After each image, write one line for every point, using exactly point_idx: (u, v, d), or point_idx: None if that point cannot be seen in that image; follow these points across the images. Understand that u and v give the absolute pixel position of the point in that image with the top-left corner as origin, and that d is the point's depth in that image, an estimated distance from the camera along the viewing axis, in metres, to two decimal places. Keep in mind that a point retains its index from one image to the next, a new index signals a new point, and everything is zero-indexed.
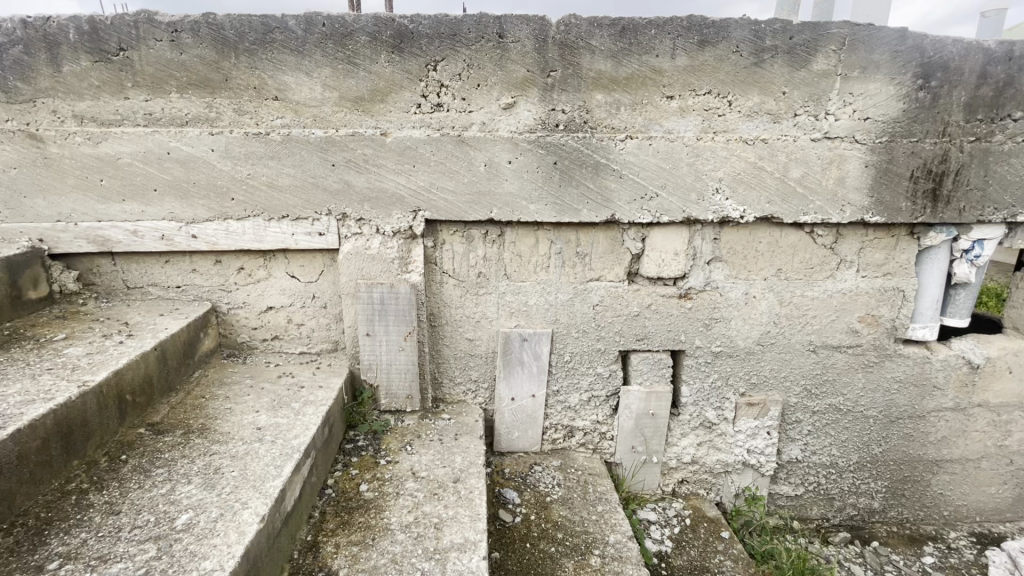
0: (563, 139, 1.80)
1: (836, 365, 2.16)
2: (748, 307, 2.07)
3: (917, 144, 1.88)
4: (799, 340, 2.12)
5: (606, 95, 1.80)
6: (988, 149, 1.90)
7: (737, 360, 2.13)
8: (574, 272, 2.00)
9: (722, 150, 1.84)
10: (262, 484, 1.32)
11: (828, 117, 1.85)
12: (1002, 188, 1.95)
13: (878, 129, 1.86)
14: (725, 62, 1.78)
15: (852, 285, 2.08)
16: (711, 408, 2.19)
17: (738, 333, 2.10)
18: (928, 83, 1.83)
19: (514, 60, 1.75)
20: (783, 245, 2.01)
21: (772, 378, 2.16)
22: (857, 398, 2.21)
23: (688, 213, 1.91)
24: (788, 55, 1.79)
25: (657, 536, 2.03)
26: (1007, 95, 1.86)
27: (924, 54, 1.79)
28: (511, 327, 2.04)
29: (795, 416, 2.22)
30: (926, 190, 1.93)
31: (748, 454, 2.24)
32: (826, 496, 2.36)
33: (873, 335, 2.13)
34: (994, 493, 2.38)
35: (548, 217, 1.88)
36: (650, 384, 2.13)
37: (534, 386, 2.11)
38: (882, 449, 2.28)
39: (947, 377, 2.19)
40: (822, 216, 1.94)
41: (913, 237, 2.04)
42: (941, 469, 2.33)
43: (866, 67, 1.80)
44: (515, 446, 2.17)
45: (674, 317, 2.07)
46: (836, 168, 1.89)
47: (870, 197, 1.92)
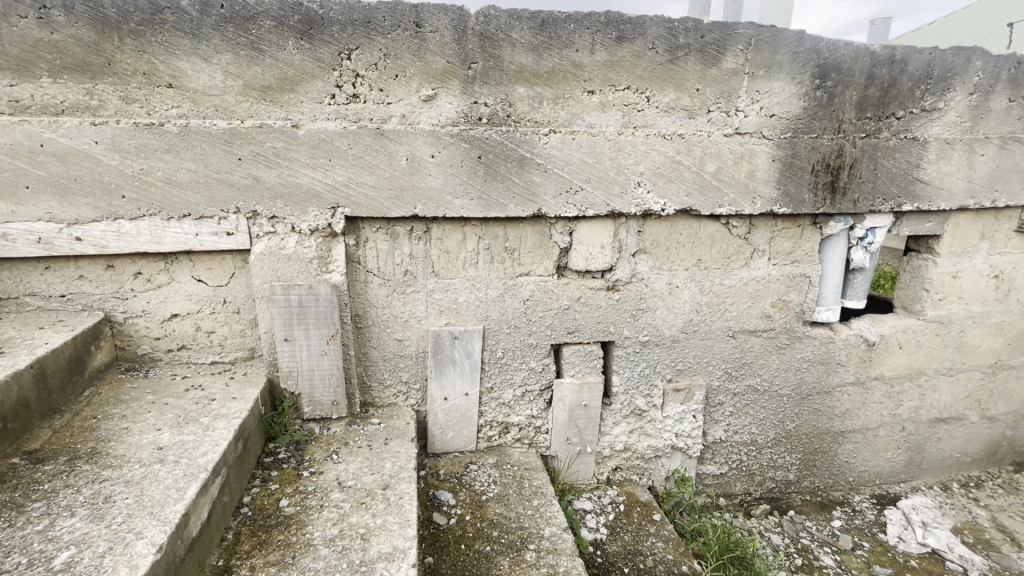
0: (487, 133, 1.78)
1: (753, 349, 2.29)
2: (672, 296, 2.15)
3: (817, 140, 2.02)
4: (718, 326, 2.23)
5: (528, 88, 1.79)
6: (877, 145, 2.08)
7: (664, 348, 2.21)
8: (503, 267, 1.98)
9: (642, 144, 1.89)
10: (161, 510, 1.20)
11: (738, 113, 1.94)
12: (890, 180, 2.14)
13: (782, 125, 1.98)
14: (643, 59, 1.83)
15: (764, 273, 2.21)
16: (641, 396, 2.26)
17: (663, 322, 2.18)
18: (824, 82, 1.96)
19: (432, 51, 1.70)
20: (701, 237, 2.10)
21: (696, 364, 2.26)
22: (772, 378, 2.35)
23: (612, 207, 1.94)
24: (700, 53, 1.86)
25: (593, 524, 2.06)
26: (891, 95, 2.03)
27: (820, 56, 1.93)
28: (441, 326, 1.99)
29: (718, 399, 2.34)
30: (825, 182, 2.08)
31: (676, 438, 2.34)
32: (748, 472, 2.50)
33: (784, 319, 2.28)
34: (890, 457, 2.63)
35: (474, 212, 1.85)
36: (582, 376, 2.17)
37: (467, 384, 2.08)
38: (795, 424, 2.45)
39: (848, 354, 2.39)
40: (736, 208, 2.04)
41: (815, 227, 2.21)
42: (846, 439, 2.53)
43: (770, 66, 1.91)
44: (450, 446, 2.13)
45: (602, 310, 2.11)
46: (747, 162, 1.99)
47: (777, 189, 2.04)
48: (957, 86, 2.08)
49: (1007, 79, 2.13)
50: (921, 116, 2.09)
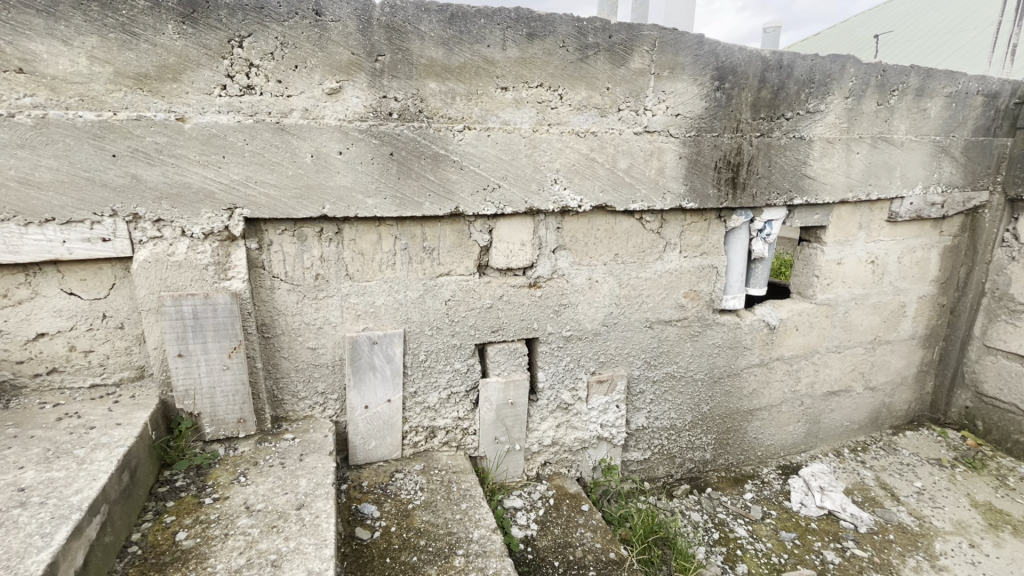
0: (398, 129, 1.71)
1: (669, 338, 2.40)
2: (592, 291, 2.20)
3: (718, 138, 2.14)
4: (636, 318, 2.31)
5: (440, 83, 1.74)
6: (770, 143, 2.24)
7: (586, 341, 2.25)
8: (422, 268, 1.92)
9: (557, 141, 1.91)
10: (19, 563, 1.04)
11: (647, 112, 2.01)
12: (782, 176, 2.32)
13: (687, 124, 2.08)
14: (554, 57, 1.84)
15: (676, 265, 2.32)
16: (566, 389, 2.29)
17: (584, 316, 2.22)
18: (723, 84, 2.09)
19: (335, 41, 1.61)
20: (617, 232, 2.17)
21: (617, 355, 2.33)
22: (687, 365, 2.48)
23: (530, 204, 1.94)
24: (608, 53, 1.90)
25: (523, 521, 2.06)
26: (780, 98, 2.20)
27: (718, 59, 2.05)
28: (359, 331, 1.90)
29: (639, 387, 2.42)
30: (727, 178, 2.22)
31: (601, 428, 2.40)
32: (669, 455, 2.61)
33: (696, 308, 2.41)
34: (791, 430, 2.86)
35: (388, 211, 1.77)
36: (508, 374, 2.16)
37: (389, 390, 2.00)
38: (709, 406, 2.60)
39: (753, 338, 2.57)
40: (648, 203, 2.12)
41: (720, 221, 2.35)
42: (754, 416, 2.73)
43: (674, 68, 2.00)
44: (373, 456, 2.04)
45: (525, 307, 2.11)
46: (656, 159, 2.07)
47: (685, 185, 2.15)
48: (836, 91, 2.30)
49: (876, 85, 2.38)
50: (807, 117, 2.28)
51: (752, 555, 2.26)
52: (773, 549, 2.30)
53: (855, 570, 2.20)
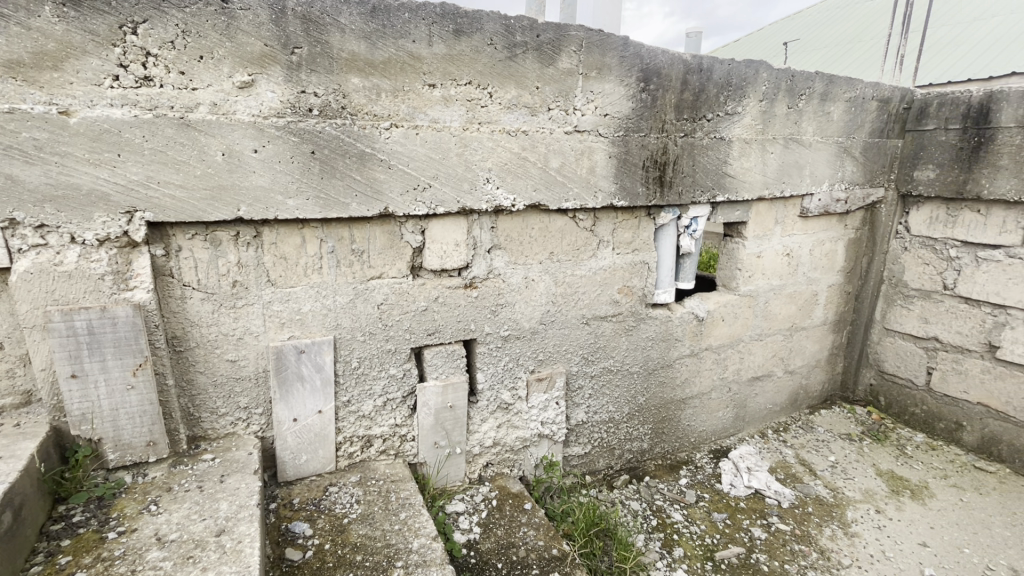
0: (319, 126, 1.62)
1: (605, 333, 2.46)
2: (528, 290, 2.21)
3: (645, 138, 2.21)
4: (573, 315, 2.35)
5: (363, 79, 1.67)
6: (693, 143, 2.34)
7: (525, 340, 2.26)
8: (351, 271, 1.84)
9: (488, 140, 1.89)
10: None
11: (576, 112, 2.04)
12: (705, 174, 2.43)
13: (616, 124, 2.13)
14: (482, 54, 1.82)
15: (609, 262, 2.38)
16: (506, 389, 2.28)
17: (521, 315, 2.22)
18: (648, 86, 2.15)
19: (245, 31, 1.50)
20: (551, 231, 2.19)
21: (555, 352, 2.35)
22: (623, 359, 2.55)
23: (463, 204, 1.91)
24: (536, 51, 1.91)
25: (465, 526, 2.03)
26: (701, 100, 2.30)
27: (643, 61, 2.11)
28: (285, 339, 1.80)
29: (578, 382, 2.46)
30: (654, 176, 2.29)
31: (542, 426, 2.41)
32: (608, 447, 2.67)
33: (629, 303, 2.49)
34: (720, 415, 3.02)
35: (312, 213, 1.68)
36: (446, 377, 2.12)
37: (320, 401, 1.90)
38: (645, 397, 2.68)
39: (683, 330, 2.69)
40: (580, 202, 2.15)
41: (650, 218, 2.44)
42: (686, 405, 2.85)
43: (601, 68, 2.03)
44: (305, 471, 1.94)
45: (461, 308, 2.08)
46: (587, 158, 2.10)
47: (615, 184, 2.20)
48: (751, 94, 2.44)
49: (786, 90, 2.54)
50: (726, 119, 2.40)
51: (687, 538, 2.35)
52: (706, 531, 2.40)
53: (779, 544, 2.34)
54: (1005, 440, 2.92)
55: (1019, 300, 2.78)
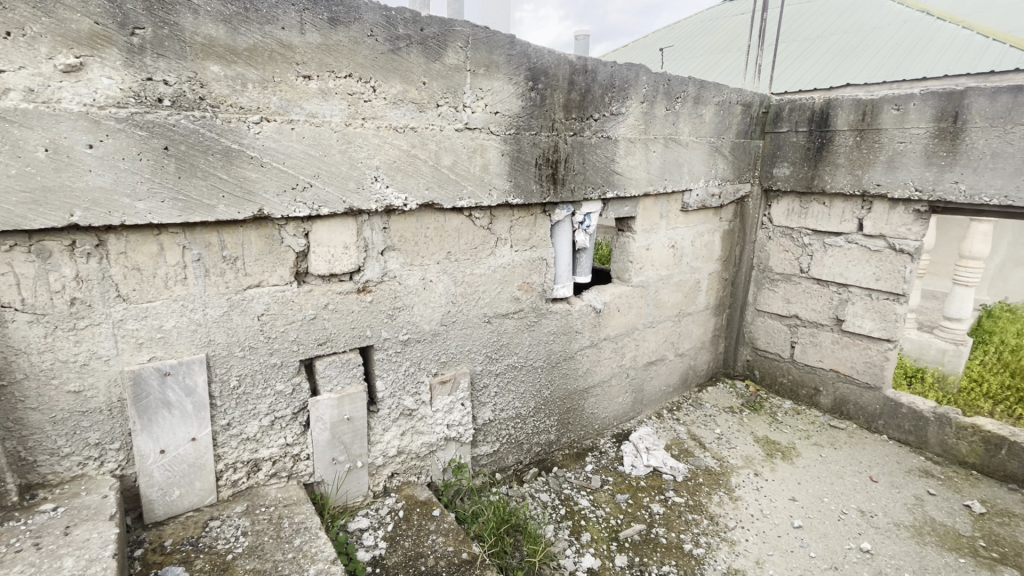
0: (172, 118, 1.44)
1: (507, 330, 2.48)
2: (426, 292, 2.15)
3: (536, 136, 2.24)
4: (474, 314, 2.33)
5: (225, 67, 1.50)
6: (582, 142, 2.42)
7: (426, 343, 2.20)
8: (223, 280, 1.66)
9: (373, 137, 1.80)
10: None
11: (466, 109, 2.01)
12: (595, 172, 2.53)
13: (507, 122, 2.13)
14: (361, 46, 1.72)
15: (508, 260, 2.40)
16: (408, 395, 2.21)
17: (420, 318, 2.16)
18: (536, 84, 2.19)
19: (67, 5, 1.28)
20: (447, 230, 2.15)
21: (458, 353, 2.32)
22: (526, 354, 2.58)
23: (349, 204, 1.80)
24: (421, 46, 1.85)
25: (370, 542, 1.94)
26: (588, 100, 2.39)
27: (530, 60, 2.14)
28: (145, 362, 1.58)
29: (483, 381, 2.45)
30: (547, 174, 2.34)
31: (449, 429, 2.36)
32: (517, 443, 2.70)
33: (529, 299, 2.53)
34: (620, 401, 3.18)
35: (169, 217, 1.49)
36: (341, 389, 2.01)
37: (192, 428, 1.70)
38: (550, 390, 2.75)
39: (582, 322, 2.80)
40: (475, 200, 2.13)
41: (545, 215, 2.49)
42: (589, 394, 2.97)
43: (489, 65, 2.03)
44: (179, 507, 1.72)
45: (355, 314, 1.98)
46: (480, 156, 2.09)
47: (509, 181, 2.21)
48: (632, 96, 2.57)
49: (663, 93, 2.72)
50: (611, 119, 2.51)
51: (594, 522, 2.44)
52: (611, 513, 2.51)
53: (676, 515, 2.51)
54: (852, 400, 3.39)
55: (857, 279, 3.24)
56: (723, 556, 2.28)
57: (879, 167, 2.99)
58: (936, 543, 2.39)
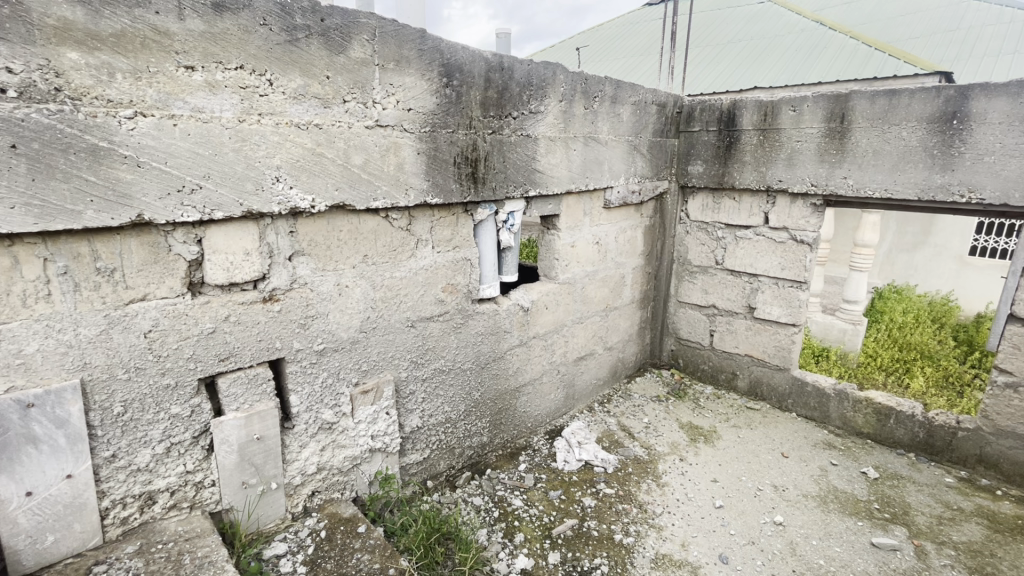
0: (20, 112, 1.26)
1: (432, 334, 2.41)
2: (342, 297, 2.04)
3: (453, 134, 2.19)
4: (396, 319, 2.25)
5: (86, 54, 1.33)
6: (501, 140, 2.40)
7: (344, 352, 2.09)
8: (98, 294, 1.48)
9: (272, 134, 1.67)
10: None
11: (376, 105, 1.92)
12: (516, 170, 2.52)
13: (421, 119, 2.06)
14: (254, 36, 1.59)
15: (430, 261, 2.34)
16: (327, 408, 2.09)
17: (337, 325, 2.05)
18: (451, 81, 2.13)
19: None
20: (362, 232, 2.05)
21: (380, 360, 2.23)
22: (454, 357, 2.53)
23: (247, 206, 1.67)
24: (323, 37, 1.73)
25: (287, 569, 1.81)
26: (505, 97, 2.36)
27: (443, 56, 2.08)
28: (2, 393, 1.38)
29: (409, 388, 2.37)
30: (467, 173, 2.30)
31: (374, 440, 2.26)
32: (448, 448, 2.64)
33: (455, 301, 2.48)
34: (553, 397, 3.21)
35: (23, 226, 1.30)
36: (249, 407, 1.86)
37: (67, 464, 1.50)
38: (480, 392, 2.71)
39: (511, 321, 2.78)
40: (391, 200, 2.05)
41: (467, 214, 2.45)
42: (520, 393, 2.96)
43: (399, 60, 1.95)
44: (55, 554, 1.52)
45: (262, 325, 1.84)
46: (394, 155, 2.00)
47: (426, 181, 2.14)
48: (550, 94, 2.58)
49: (581, 92, 2.75)
50: (530, 117, 2.51)
51: (527, 522, 2.43)
52: (544, 511, 2.51)
53: (607, 507, 2.56)
54: (765, 382, 3.62)
55: (765, 269, 3.46)
56: (651, 542, 2.35)
57: (780, 164, 3.21)
58: (839, 509, 2.60)
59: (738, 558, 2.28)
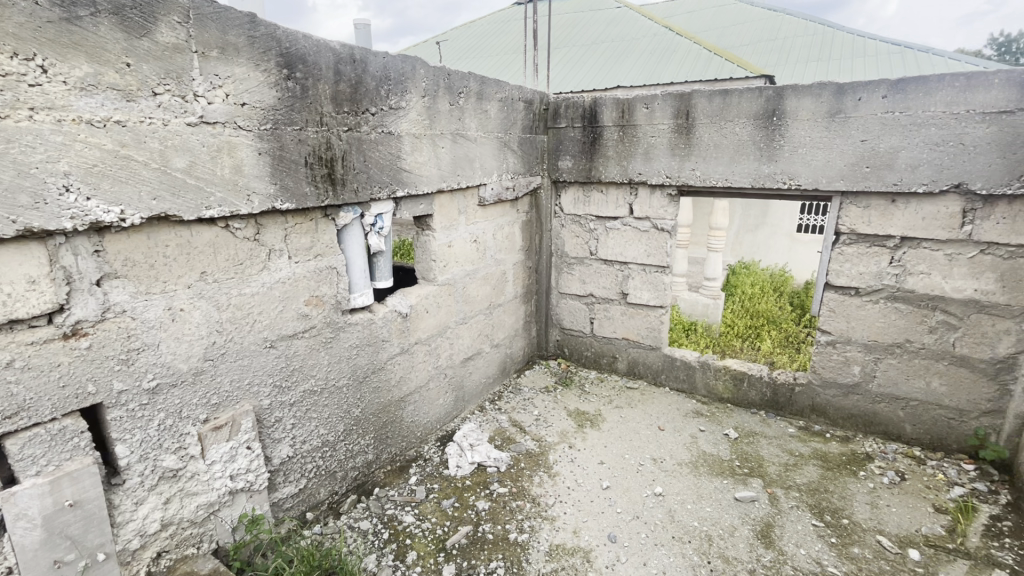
0: None
1: (298, 353, 2.18)
2: (176, 323, 1.75)
3: (301, 132, 1.98)
4: (252, 341, 2.00)
5: None
6: (359, 138, 2.23)
7: (186, 386, 1.81)
8: None
9: (53, 134, 1.37)
10: None
11: (198, 99, 1.66)
12: (380, 169, 2.37)
13: (260, 115, 1.84)
14: (11, 11, 1.27)
15: (288, 273, 2.11)
16: (169, 453, 1.79)
17: (173, 356, 1.76)
18: (293, 73, 1.92)
19: None
20: (197, 246, 1.78)
21: (235, 390, 1.96)
22: (326, 375, 2.32)
23: (24, 225, 1.35)
24: (116, 16, 1.45)
25: None
26: (361, 92, 2.20)
27: (281, 44, 1.87)
28: None
29: (273, 416, 2.13)
30: (322, 174, 2.11)
31: (233, 480, 2.00)
32: (328, 473, 2.43)
33: (322, 314, 2.27)
34: (441, 402, 3.12)
35: None
36: (55, 468, 1.52)
37: None
38: (361, 408, 2.54)
39: (389, 329, 2.63)
40: (229, 208, 1.80)
41: (327, 219, 2.25)
42: (406, 402, 2.83)
43: (225, 48, 1.70)
44: None
45: (65, 368, 1.51)
46: (228, 156, 1.76)
47: (273, 184, 1.92)
48: (412, 90, 2.47)
49: (445, 87, 2.67)
50: (391, 113, 2.37)
51: (420, 538, 2.32)
52: (438, 523, 2.42)
53: (500, 507, 2.54)
54: (642, 362, 3.87)
55: (634, 257, 3.69)
56: (545, 535, 2.38)
57: (639, 158, 3.42)
58: (708, 471, 2.86)
59: (625, 535, 2.39)
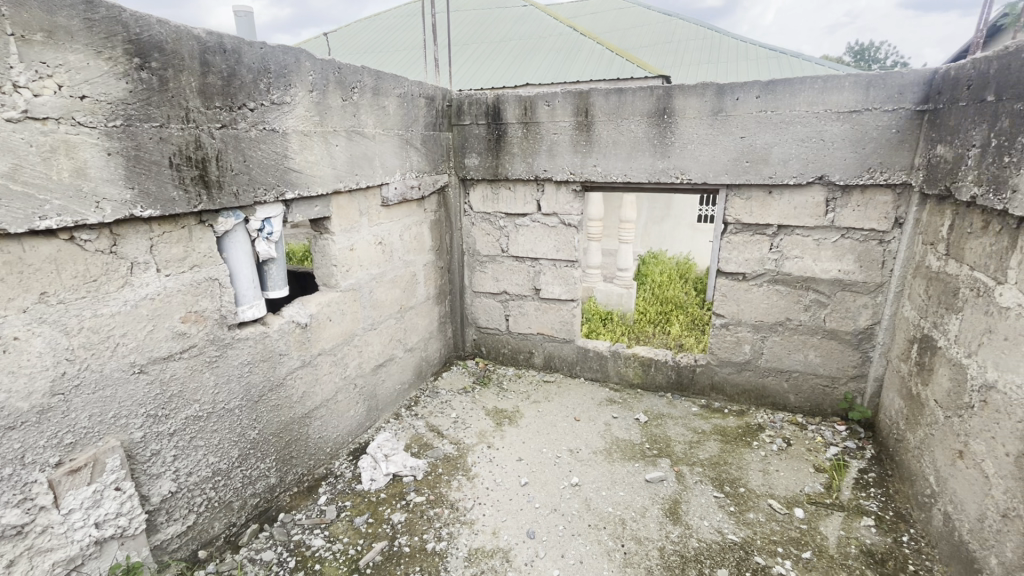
0: None
1: (176, 376, 1.96)
2: (10, 355, 1.49)
3: (162, 130, 1.77)
4: (115, 368, 1.75)
5: None
6: (236, 136, 2.04)
7: (29, 428, 1.55)
8: None
9: None
10: None
11: (20, 91, 1.41)
12: (263, 170, 2.18)
13: (106, 111, 1.61)
14: None
15: (157, 287, 1.88)
16: (11, 508, 1.53)
17: (9, 395, 1.49)
18: (148, 63, 1.70)
19: None
20: (32, 263, 1.53)
21: (96, 426, 1.72)
22: (213, 398, 2.11)
23: None
24: None
25: None
26: (235, 85, 2.01)
27: (130, 30, 1.64)
28: None
29: (149, 449, 1.89)
30: (193, 176, 1.90)
31: (99, 528, 1.75)
32: (222, 504, 2.21)
33: (203, 331, 2.05)
34: (352, 414, 2.96)
35: None
36: None
37: None
38: (258, 430, 2.33)
39: (286, 342, 2.44)
40: (73, 217, 1.56)
41: (203, 225, 2.03)
42: (311, 418, 2.65)
43: (54, 32, 1.47)
44: None
45: None
46: (66, 158, 1.52)
47: (129, 189, 1.70)
48: (297, 84, 2.29)
49: (336, 82, 2.52)
50: (273, 109, 2.19)
51: (330, 562, 2.19)
52: (350, 542, 2.30)
53: (417, 517, 2.46)
54: (558, 356, 3.94)
55: (544, 252, 3.74)
56: (464, 540, 2.34)
57: (543, 155, 3.46)
58: (621, 457, 2.97)
59: (544, 529, 2.42)
